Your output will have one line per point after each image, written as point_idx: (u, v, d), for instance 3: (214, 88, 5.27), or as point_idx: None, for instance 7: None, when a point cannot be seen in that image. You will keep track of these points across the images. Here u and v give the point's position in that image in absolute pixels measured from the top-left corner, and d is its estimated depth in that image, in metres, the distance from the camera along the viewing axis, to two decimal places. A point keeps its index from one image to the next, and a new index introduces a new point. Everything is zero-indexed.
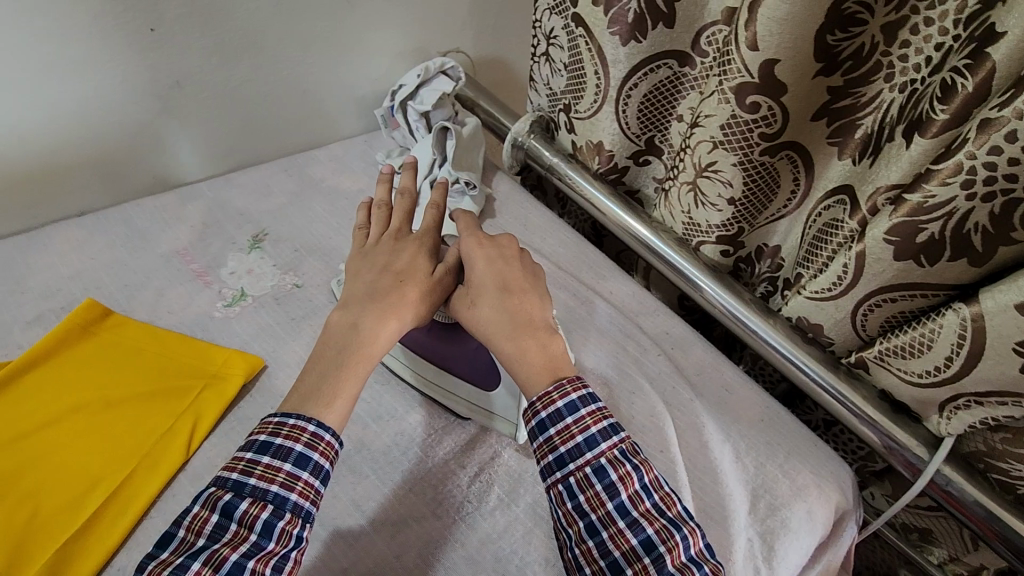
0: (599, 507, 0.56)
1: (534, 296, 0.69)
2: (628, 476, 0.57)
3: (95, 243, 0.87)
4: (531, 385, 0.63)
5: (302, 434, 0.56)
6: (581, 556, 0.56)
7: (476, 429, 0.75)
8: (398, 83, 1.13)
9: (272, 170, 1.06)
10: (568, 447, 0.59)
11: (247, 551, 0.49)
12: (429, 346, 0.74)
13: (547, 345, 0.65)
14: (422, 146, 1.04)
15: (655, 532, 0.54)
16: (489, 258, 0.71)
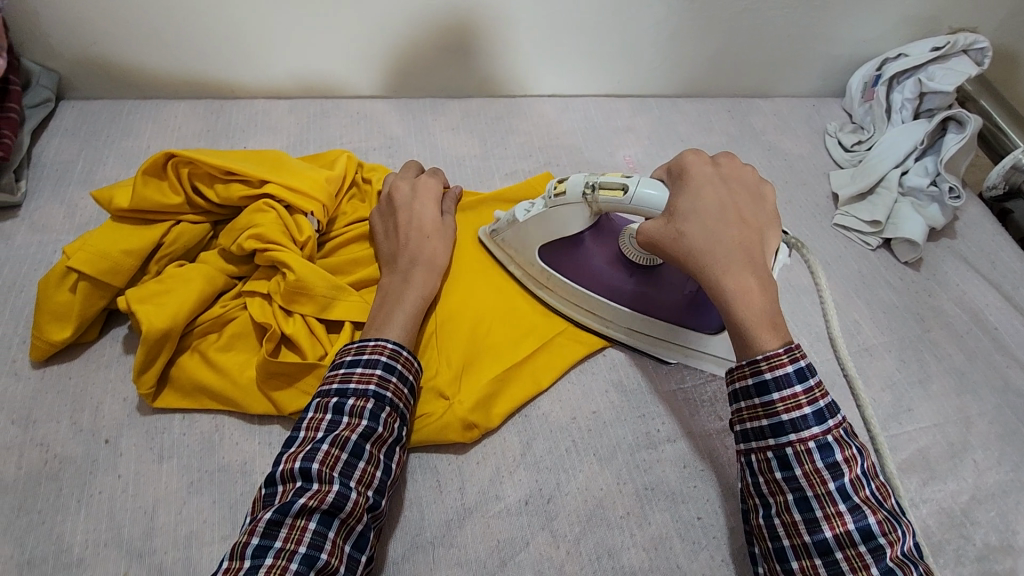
0: (818, 485, 0.46)
1: (756, 231, 0.55)
2: (853, 459, 0.46)
3: (562, 126, 0.96)
4: (754, 343, 0.50)
5: (383, 351, 0.56)
6: (780, 527, 0.47)
7: (895, 466, 0.65)
8: (897, 49, 0.97)
9: (716, 108, 1.02)
10: (790, 416, 0.47)
11: (364, 434, 0.52)
12: (633, 294, 0.66)
13: (767, 291, 0.51)
14: (906, 131, 0.88)
15: (878, 523, 0.44)
16: (708, 182, 0.56)
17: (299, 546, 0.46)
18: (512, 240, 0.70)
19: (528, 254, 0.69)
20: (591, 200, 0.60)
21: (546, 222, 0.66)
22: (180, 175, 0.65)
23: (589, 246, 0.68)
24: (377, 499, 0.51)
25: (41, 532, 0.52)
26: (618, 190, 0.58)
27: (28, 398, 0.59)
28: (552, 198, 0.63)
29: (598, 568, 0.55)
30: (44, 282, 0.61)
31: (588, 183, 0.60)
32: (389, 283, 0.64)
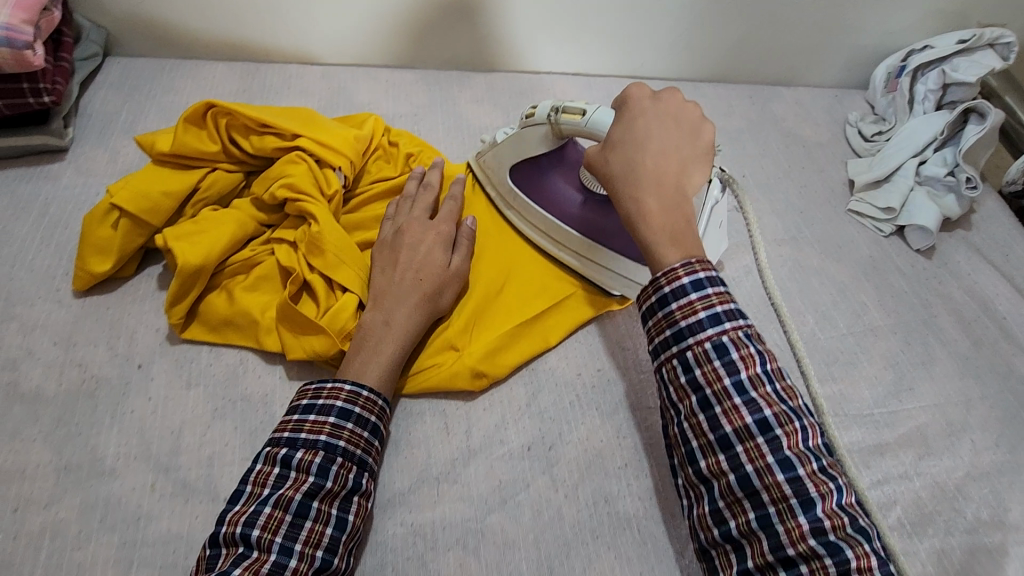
0: (716, 383, 0.49)
1: (677, 160, 0.58)
2: (751, 358, 0.50)
3: (584, 103, 0.98)
4: (657, 260, 0.54)
5: (339, 396, 0.56)
6: (688, 430, 0.50)
7: (892, 439, 0.66)
8: (923, 41, 0.97)
9: (738, 93, 1.03)
10: (687, 322, 0.51)
11: (309, 492, 0.51)
12: (582, 220, 0.71)
13: (672, 213, 0.55)
14: (927, 120, 0.88)
15: (773, 415, 0.48)
16: (642, 113, 0.60)
17: None
18: (490, 161, 0.76)
19: (501, 175, 0.75)
20: (553, 122, 0.66)
21: (517, 143, 0.72)
22: (218, 125, 0.69)
23: (554, 173, 0.73)
24: (327, 558, 0.50)
25: (77, 442, 0.56)
26: (578, 114, 0.65)
27: (70, 324, 0.63)
28: (523, 120, 0.70)
29: (594, 512, 0.58)
30: (88, 217, 0.65)
31: (553, 106, 0.66)
32: (371, 323, 0.61)
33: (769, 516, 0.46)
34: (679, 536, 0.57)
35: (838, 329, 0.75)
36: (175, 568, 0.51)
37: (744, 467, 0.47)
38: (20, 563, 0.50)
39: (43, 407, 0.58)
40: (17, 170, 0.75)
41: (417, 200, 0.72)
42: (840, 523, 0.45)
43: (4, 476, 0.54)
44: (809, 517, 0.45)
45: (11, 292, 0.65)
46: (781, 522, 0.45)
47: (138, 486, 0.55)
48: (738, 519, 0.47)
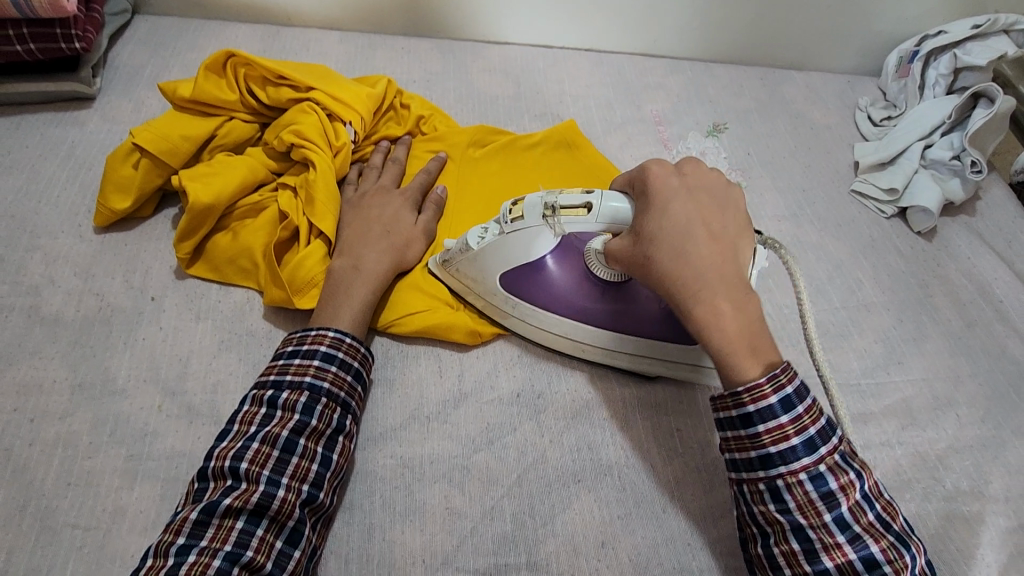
0: (814, 518, 0.48)
1: (730, 243, 0.52)
2: (850, 486, 0.48)
3: (594, 77, 0.99)
4: (735, 376, 0.49)
5: (323, 341, 0.57)
6: (779, 557, 0.49)
7: (876, 409, 0.67)
8: (937, 28, 0.98)
9: (749, 74, 1.04)
10: (778, 449, 0.48)
11: (296, 429, 0.52)
12: (609, 316, 0.62)
13: (747, 317, 0.49)
14: (937, 105, 0.89)
15: (882, 552, 0.47)
16: (675, 195, 0.52)
17: (225, 544, 0.46)
18: (468, 269, 0.65)
19: (487, 284, 0.65)
20: (553, 222, 0.58)
21: (504, 249, 0.62)
22: (237, 75, 0.72)
23: (549, 267, 0.63)
24: (314, 492, 0.51)
25: (91, 362, 0.60)
26: (581, 210, 0.56)
27: (90, 256, 0.67)
28: (511, 221, 0.61)
29: (577, 458, 0.60)
30: (112, 155, 0.68)
31: (548, 204, 0.57)
32: (338, 271, 0.63)
33: None
34: (659, 485, 0.59)
35: (831, 303, 0.76)
36: (176, 480, 0.54)
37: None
38: (34, 468, 0.54)
39: (61, 330, 0.61)
40: (46, 114, 0.78)
41: (384, 170, 0.75)
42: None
43: (23, 390, 0.57)
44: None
45: (36, 224, 0.68)
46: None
47: (146, 406, 0.58)
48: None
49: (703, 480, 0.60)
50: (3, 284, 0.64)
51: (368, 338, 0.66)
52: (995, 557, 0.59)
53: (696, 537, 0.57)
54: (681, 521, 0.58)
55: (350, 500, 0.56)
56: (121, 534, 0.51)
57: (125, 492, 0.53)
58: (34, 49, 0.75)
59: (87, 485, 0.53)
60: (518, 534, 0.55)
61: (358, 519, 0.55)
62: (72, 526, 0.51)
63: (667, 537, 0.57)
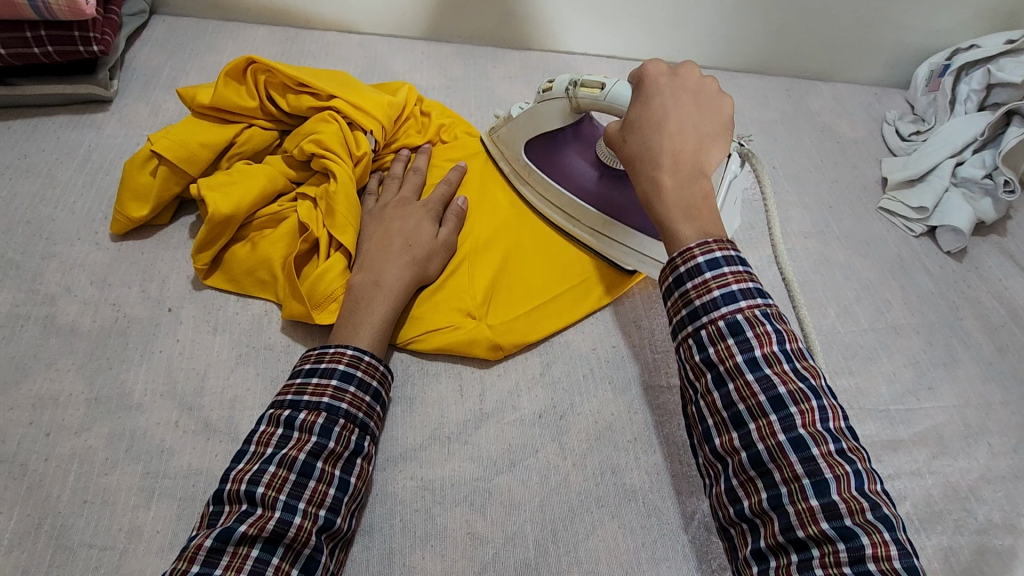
0: (728, 360, 0.47)
1: (698, 137, 0.56)
2: (766, 336, 0.47)
3: None
4: (673, 240, 0.52)
5: (342, 359, 0.56)
6: (703, 408, 0.49)
7: (906, 437, 0.66)
8: (970, 41, 0.95)
9: (774, 85, 1.01)
10: (701, 301, 0.49)
11: (314, 452, 0.51)
12: (598, 195, 0.72)
13: (688, 189, 0.54)
14: (969, 121, 0.86)
15: (788, 394, 0.45)
16: (660, 91, 0.58)
17: (240, 573, 0.45)
18: (505, 138, 0.77)
19: (514, 151, 0.76)
20: (570, 95, 0.67)
21: (533, 118, 0.72)
22: (257, 82, 0.71)
23: (567, 147, 0.74)
24: (331, 517, 0.50)
25: (108, 375, 0.59)
26: (596, 88, 0.65)
27: (106, 265, 0.66)
28: (541, 94, 0.70)
29: (600, 482, 0.59)
30: (129, 163, 0.67)
31: (572, 81, 0.66)
32: (358, 287, 0.62)
33: (780, 496, 0.44)
34: (685, 512, 0.58)
35: (858, 324, 0.74)
36: (193, 500, 0.53)
37: (756, 445, 0.45)
38: (49, 484, 0.53)
39: (77, 341, 0.60)
40: (63, 116, 0.77)
41: (405, 180, 0.74)
42: (858, 508, 0.42)
43: (38, 403, 0.56)
44: (822, 500, 0.43)
45: (53, 230, 0.67)
46: (791, 503, 0.43)
47: (163, 422, 0.57)
48: (750, 498, 0.46)
49: None
50: (19, 292, 0.63)
51: (387, 353, 0.65)
52: None
53: (722, 567, 0.56)
54: (708, 552, 0.56)
55: (369, 523, 0.55)
56: (137, 555, 0.50)
57: (141, 511, 0.52)
58: (52, 51, 0.74)
59: (103, 504, 0.52)
60: (541, 561, 0.54)
61: (378, 542, 0.54)
62: (87, 546, 0.50)
63: (694, 567, 0.55)
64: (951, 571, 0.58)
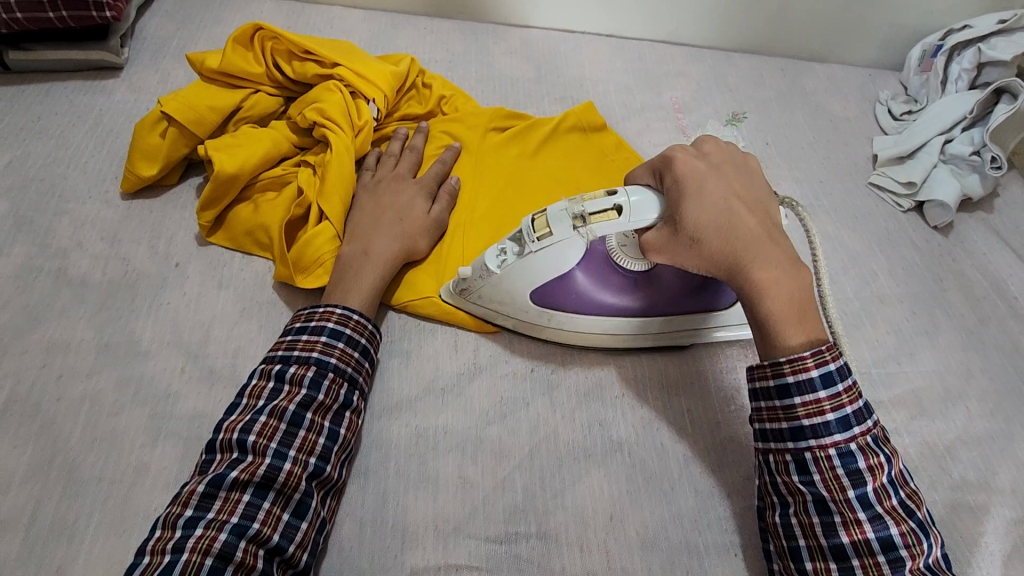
0: (837, 491, 0.49)
1: (761, 207, 0.56)
2: (878, 468, 0.49)
3: (615, 63, 0.99)
4: (781, 347, 0.51)
5: (331, 317, 0.58)
6: (797, 527, 0.51)
7: (886, 399, 0.68)
8: (962, 22, 0.97)
9: (770, 64, 1.03)
10: (811, 422, 0.50)
11: (303, 403, 0.53)
12: (643, 310, 0.64)
13: (799, 278, 0.52)
14: (959, 99, 0.88)
15: (900, 535, 0.47)
16: (705, 177, 0.55)
17: (232, 516, 0.47)
18: (493, 294, 0.63)
19: (514, 304, 0.64)
20: (585, 233, 0.57)
21: (536, 269, 0.61)
22: (264, 48, 0.74)
23: (580, 280, 0.62)
24: (320, 465, 0.52)
25: (118, 324, 0.61)
26: (611, 213, 0.55)
27: (116, 222, 0.68)
28: (536, 242, 0.59)
29: (588, 434, 0.61)
30: (140, 124, 0.70)
31: (578, 214, 0.56)
32: (349, 254, 0.64)
33: None
34: (668, 464, 0.60)
35: (844, 294, 0.76)
36: (198, 439, 0.56)
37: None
38: (62, 423, 0.55)
39: (88, 292, 0.63)
40: (75, 82, 0.79)
41: (401, 158, 0.75)
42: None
43: (51, 347, 0.59)
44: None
45: (65, 188, 0.70)
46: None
47: (170, 368, 0.59)
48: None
49: (712, 459, 0.61)
50: (32, 246, 0.65)
51: (384, 313, 0.67)
52: (998, 546, 0.59)
53: (703, 514, 0.58)
54: (690, 500, 0.59)
55: (365, 466, 0.57)
56: (145, 489, 0.53)
57: (148, 449, 0.55)
58: (65, 16, 0.76)
59: (112, 441, 0.55)
60: (529, 505, 0.57)
61: (374, 484, 0.56)
62: (98, 479, 0.53)
63: (676, 514, 0.58)
64: None
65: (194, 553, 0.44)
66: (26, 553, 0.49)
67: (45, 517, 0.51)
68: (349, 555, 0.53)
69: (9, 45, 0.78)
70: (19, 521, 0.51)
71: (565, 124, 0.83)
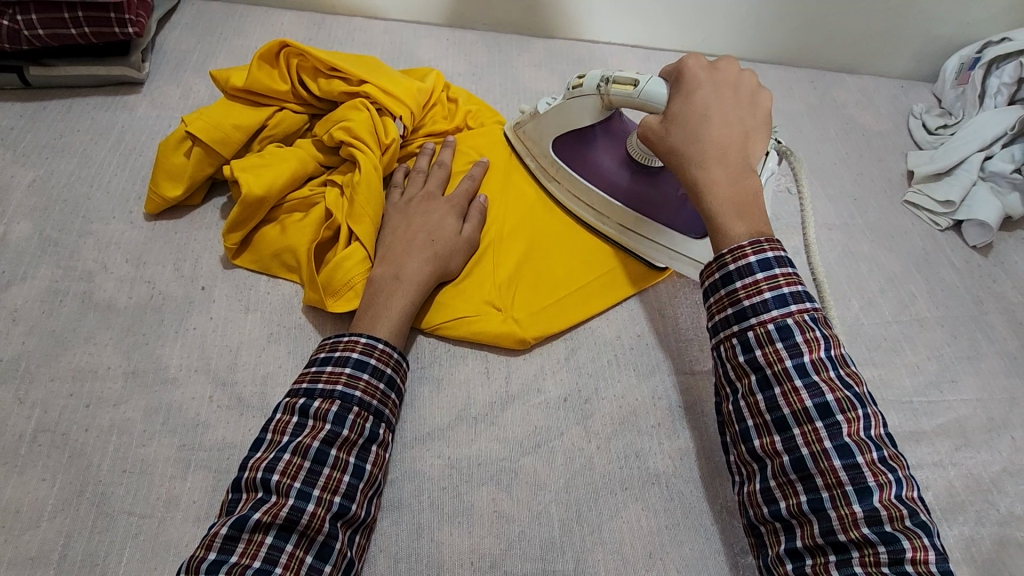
0: (776, 364, 0.50)
1: (740, 129, 0.59)
2: (815, 341, 0.50)
3: (641, 75, 0.97)
4: (723, 236, 0.55)
5: (355, 347, 0.57)
6: (745, 409, 0.51)
7: (929, 428, 0.66)
8: (1000, 33, 0.94)
9: (799, 76, 1.01)
10: (751, 302, 0.51)
11: (328, 440, 0.51)
12: (631, 192, 0.71)
13: (739, 188, 0.56)
14: (998, 115, 0.85)
15: (835, 401, 0.48)
16: (700, 85, 0.61)
17: (254, 560, 0.46)
18: (531, 135, 0.76)
19: (542, 147, 0.75)
20: (602, 92, 0.66)
21: (562, 114, 0.72)
22: (290, 65, 0.72)
23: (597, 144, 0.74)
24: (346, 504, 0.50)
25: (144, 350, 0.60)
26: (629, 86, 0.65)
27: (141, 243, 0.67)
28: (569, 90, 0.70)
29: (624, 465, 0.60)
30: (164, 143, 0.68)
31: (603, 77, 0.66)
32: (379, 280, 0.62)
33: (821, 501, 0.46)
34: (708, 497, 0.59)
35: (882, 316, 0.74)
36: (228, 472, 0.55)
37: (800, 450, 0.48)
38: (90, 453, 0.54)
39: (114, 317, 0.62)
40: (97, 98, 0.78)
41: (430, 175, 0.73)
42: (897, 515, 0.44)
43: (78, 375, 0.58)
44: (864, 505, 0.45)
45: (89, 209, 0.69)
46: (834, 509, 0.46)
47: (198, 396, 0.58)
48: (789, 501, 0.48)
49: None
50: (57, 269, 0.64)
51: (413, 338, 0.66)
52: None
53: (745, 550, 0.56)
54: (731, 535, 0.57)
55: (397, 499, 0.56)
56: (174, 524, 0.52)
57: (178, 482, 0.54)
58: (89, 32, 0.75)
59: (141, 474, 0.54)
60: (566, 540, 0.55)
61: (407, 518, 0.55)
62: (128, 513, 0.52)
63: (716, 550, 0.56)
64: (973, 562, 0.58)
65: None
66: None
67: (75, 554, 0.50)
68: None
69: (31, 61, 0.77)
70: (48, 557, 0.49)
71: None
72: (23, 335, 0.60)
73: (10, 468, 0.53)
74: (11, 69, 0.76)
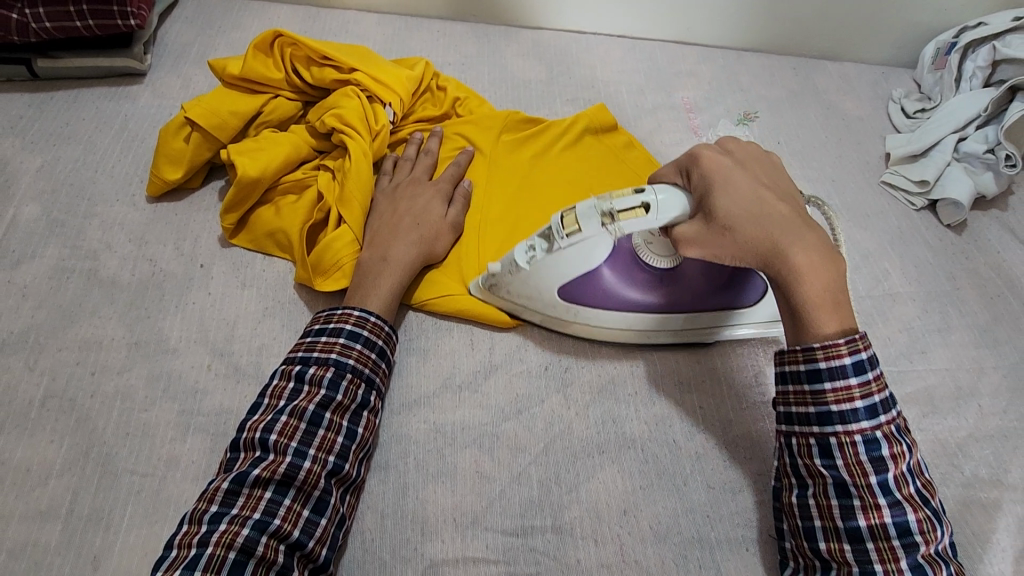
0: (860, 477, 0.50)
1: (793, 204, 0.56)
2: (901, 456, 0.50)
3: (627, 64, 1.00)
4: (815, 332, 0.52)
5: (349, 320, 0.59)
6: (814, 508, 0.52)
7: (897, 396, 0.68)
8: (976, 20, 0.96)
9: (781, 63, 1.03)
10: (839, 408, 0.51)
11: (323, 403, 0.54)
12: (661, 304, 0.65)
13: (832, 269, 0.52)
14: (972, 97, 0.88)
15: (917, 521, 0.49)
16: (734, 172, 0.55)
17: (254, 512, 0.48)
18: (521, 290, 0.66)
19: (543, 299, 0.65)
20: (613, 230, 0.57)
21: (561, 264, 0.62)
22: (283, 55, 0.75)
23: (602, 275, 0.64)
24: (339, 463, 0.53)
25: (146, 322, 0.64)
26: (639, 210, 0.56)
27: (143, 224, 0.71)
28: (567, 235, 0.60)
29: (602, 430, 0.62)
30: (165, 129, 0.72)
31: (605, 211, 0.57)
32: (369, 260, 0.65)
33: None
34: (681, 459, 0.61)
35: (856, 292, 0.77)
36: (224, 434, 0.58)
37: (874, 565, 0.49)
38: (96, 417, 0.58)
39: (118, 292, 0.65)
40: (101, 88, 0.82)
41: (417, 161, 0.76)
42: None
43: (84, 345, 0.61)
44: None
45: (94, 192, 0.72)
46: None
47: (196, 365, 0.61)
48: None
49: (724, 455, 0.62)
50: (64, 248, 0.68)
51: (402, 313, 0.69)
52: (1010, 542, 0.60)
53: (715, 509, 0.59)
54: (702, 495, 0.60)
55: (385, 460, 0.59)
56: (175, 481, 0.55)
57: (178, 443, 0.57)
58: (92, 25, 0.78)
59: (143, 436, 0.57)
60: (544, 498, 0.58)
61: (393, 477, 0.58)
62: (131, 472, 0.55)
63: (688, 509, 0.59)
64: None
65: (218, 547, 0.46)
66: (64, 543, 0.52)
67: (82, 508, 0.53)
68: (371, 546, 0.55)
69: (38, 53, 0.80)
70: (57, 511, 0.53)
71: (577, 127, 0.83)
72: (33, 309, 0.63)
73: (21, 430, 0.56)
74: (20, 61, 0.80)
